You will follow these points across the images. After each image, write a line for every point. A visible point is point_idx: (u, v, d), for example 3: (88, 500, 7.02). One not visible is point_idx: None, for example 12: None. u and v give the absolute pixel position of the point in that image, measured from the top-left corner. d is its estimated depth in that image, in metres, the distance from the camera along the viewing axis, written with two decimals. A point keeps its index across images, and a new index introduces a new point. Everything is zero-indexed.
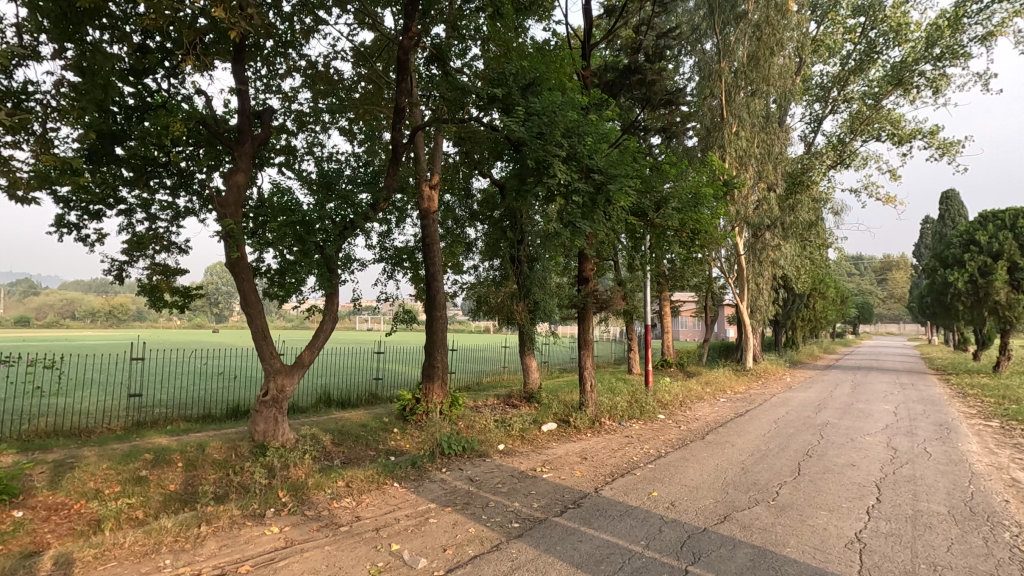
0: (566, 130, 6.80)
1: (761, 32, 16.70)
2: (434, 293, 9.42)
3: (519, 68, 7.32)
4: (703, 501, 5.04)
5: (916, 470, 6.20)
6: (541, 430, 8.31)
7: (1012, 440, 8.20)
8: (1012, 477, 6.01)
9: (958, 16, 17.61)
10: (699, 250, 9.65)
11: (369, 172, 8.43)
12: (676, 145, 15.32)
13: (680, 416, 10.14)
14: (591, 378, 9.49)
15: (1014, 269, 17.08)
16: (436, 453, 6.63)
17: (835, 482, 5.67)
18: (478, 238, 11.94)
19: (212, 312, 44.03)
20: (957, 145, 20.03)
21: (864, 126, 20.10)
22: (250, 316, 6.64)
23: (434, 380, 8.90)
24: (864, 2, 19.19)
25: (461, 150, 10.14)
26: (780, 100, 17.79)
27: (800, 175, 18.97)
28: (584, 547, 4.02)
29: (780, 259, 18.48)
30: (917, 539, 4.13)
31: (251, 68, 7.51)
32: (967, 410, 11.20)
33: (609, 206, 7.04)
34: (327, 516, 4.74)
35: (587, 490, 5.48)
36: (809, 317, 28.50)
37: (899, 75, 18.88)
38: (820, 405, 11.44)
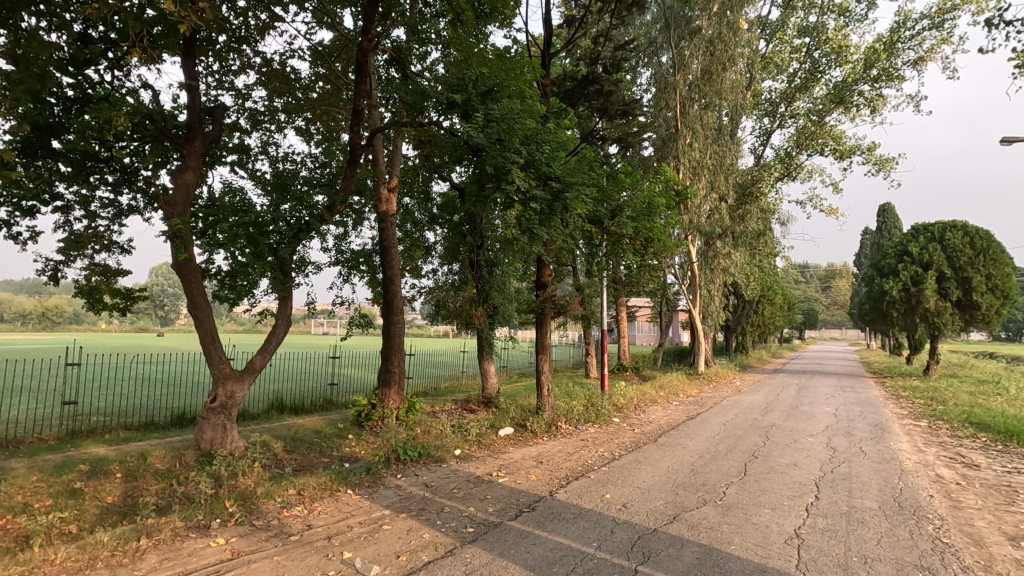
0: (524, 138, 6.91)
1: (714, 47, 17.25)
2: (392, 297, 9.27)
3: (479, 74, 7.38)
4: (654, 502, 5.19)
5: (852, 469, 6.55)
6: (498, 434, 8.34)
7: (936, 438, 8.78)
8: (938, 474, 6.42)
9: (892, 41, 18.81)
10: (652, 256, 9.91)
11: (326, 174, 8.33)
12: (632, 155, 15.72)
13: (635, 419, 10.36)
14: (548, 382, 9.59)
15: (943, 279, 18.27)
16: (391, 458, 6.56)
17: (779, 481, 5.93)
18: (437, 242, 11.98)
19: (157, 314, 42.02)
20: (892, 161, 21.35)
21: (809, 141, 21.09)
22: (198, 319, 6.38)
23: (390, 385, 8.81)
24: (809, 24, 20.24)
25: (421, 153, 10.06)
26: (732, 113, 18.44)
27: (749, 186, 19.77)
28: (537, 550, 4.06)
29: (730, 267, 19.07)
30: (851, 534, 4.37)
31: (202, 63, 7.27)
32: (899, 411, 11.91)
33: (566, 213, 7.22)
34: (277, 525, 4.62)
35: (542, 493, 5.55)
36: (758, 323, 29.61)
37: (840, 93, 19.93)
38: (767, 408, 11.93)
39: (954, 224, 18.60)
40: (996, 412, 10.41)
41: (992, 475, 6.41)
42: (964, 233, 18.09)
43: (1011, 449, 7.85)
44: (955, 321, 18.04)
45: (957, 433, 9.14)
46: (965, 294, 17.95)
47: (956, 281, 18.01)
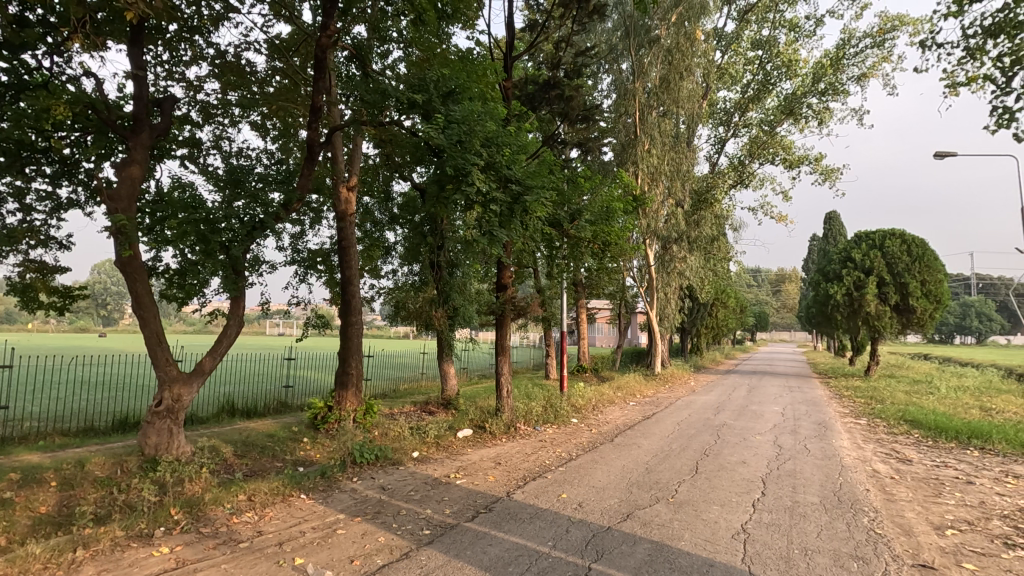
0: (485, 139, 6.92)
1: (672, 56, 17.63)
2: (350, 298, 9.11)
3: (440, 75, 7.35)
4: (609, 501, 5.29)
5: (796, 465, 6.86)
6: (456, 436, 8.31)
7: (874, 435, 9.28)
8: (874, 469, 6.80)
9: (838, 57, 19.76)
10: (610, 259, 10.09)
11: (282, 172, 8.12)
12: (591, 160, 15.98)
13: (593, 420, 10.54)
14: (507, 384, 9.65)
15: (882, 284, 19.28)
16: (347, 462, 6.45)
17: (728, 478, 6.14)
18: (398, 242, 11.91)
19: (99, 313, 39.95)
20: (837, 172, 22.41)
21: (761, 150, 21.91)
22: (143, 320, 6.09)
23: (347, 388, 8.68)
24: (762, 38, 21.03)
25: (381, 152, 9.94)
26: (689, 121, 18.99)
27: (705, 193, 20.37)
28: (493, 551, 4.08)
29: (686, 271, 19.59)
30: (793, 527, 4.57)
31: (150, 52, 6.98)
32: (841, 410, 12.51)
33: (526, 215, 7.32)
34: (225, 532, 4.48)
35: (500, 494, 5.57)
36: (713, 325, 30.52)
37: (790, 105, 20.79)
38: (719, 408, 12.33)
39: (894, 232, 19.63)
40: (927, 410, 11.07)
41: (923, 469, 6.83)
42: (902, 241, 19.13)
43: (940, 444, 8.37)
44: (893, 324, 19.08)
45: (893, 430, 9.67)
46: (902, 298, 18.99)
47: (894, 286, 19.05)
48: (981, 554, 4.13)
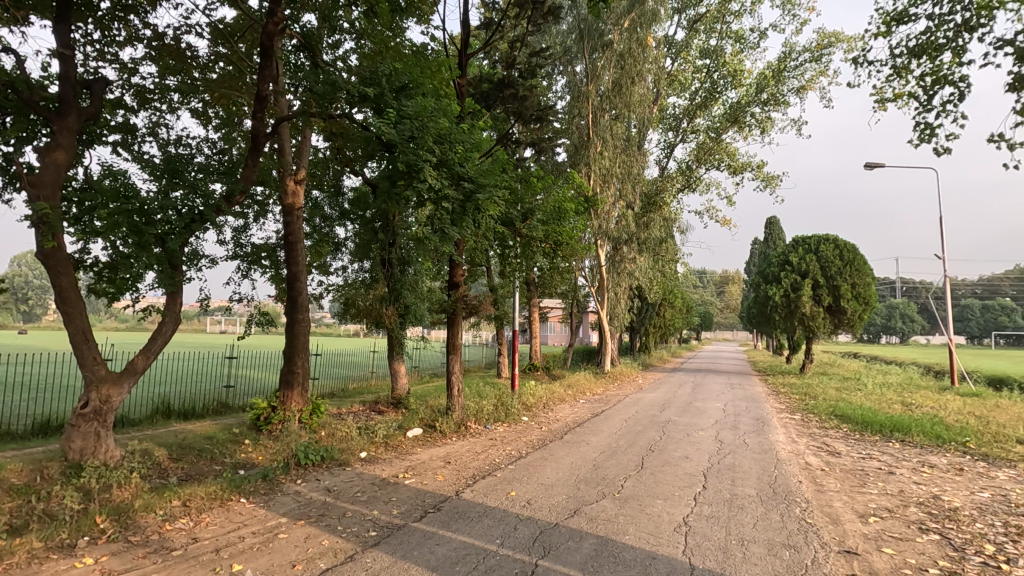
0: (437, 136, 6.86)
1: (624, 61, 18.00)
2: (296, 294, 8.81)
3: (393, 69, 7.20)
4: (557, 497, 5.36)
5: (735, 459, 7.16)
6: (406, 435, 8.20)
7: (807, 429, 9.80)
8: (806, 461, 7.17)
9: (779, 69, 20.71)
10: (562, 259, 10.19)
11: (225, 162, 7.77)
12: (545, 160, 16.10)
13: (543, 418, 10.64)
14: (458, 382, 9.63)
15: (817, 286, 20.32)
16: (291, 463, 6.25)
17: (672, 473, 6.33)
18: (348, 239, 11.72)
19: (20, 307, 37.17)
20: (777, 179, 23.48)
21: (708, 156, 22.69)
22: (68, 316, 5.70)
23: (293, 387, 8.42)
24: (710, 47, 21.78)
25: (331, 145, 9.69)
26: (640, 125, 19.42)
27: (654, 195, 20.91)
28: (440, 550, 4.05)
29: (635, 271, 20.02)
30: (731, 519, 4.76)
31: (79, 30, 6.53)
32: (778, 406, 13.12)
33: (478, 213, 7.36)
34: (157, 540, 4.25)
35: (448, 493, 5.53)
36: (660, 325, 31.42)
37: (735, 114, 21.62)
38: (664, 405, 12.71)
39: (828, 237, 20.72)
40: (854, 405, 11.79)
41: (850, 461, 7.27)
42: (835, 246, 20.25)
43: (866, 437, 8.93)
44: (826, 324, 20.15)
45: (824, 425, 10.23)
46: (835, 300, 20.10)
47: (827, 288, 20.12)
48: (899, 539, 4.43)
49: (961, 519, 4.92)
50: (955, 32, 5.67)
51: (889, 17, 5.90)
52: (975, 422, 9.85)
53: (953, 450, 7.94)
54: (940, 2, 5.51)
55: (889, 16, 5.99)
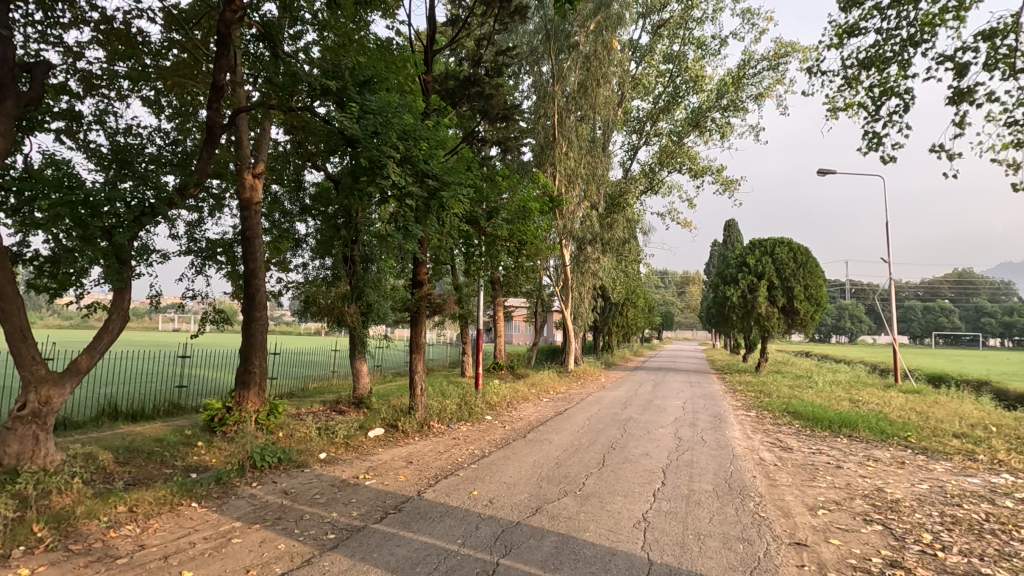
0: (402, 132, 6.77)
1: (590, 63, 18.18)
2: (254, 292, 8.55)
3: (357, 63, 7.05)
4: (519, 496, 5.37)
5: (693, 456, 7.33)
6: (367, 436, 8.07)
7: (761, 426, 10.13)
8: (760, 457, 7.41)
9: (739, 76, 21.31)
10: (527, 258, 10.21)
11: (178, 153, 7.47)
12: (510, 160, 16.12)
13: (506, 417, 10.66)
14: (421, 382, 9.55)
15: (772, 288, 21.01)
16: (246, 466, 6.06)
17: (632, 470, 6.43)
18: (309, 235, 11.51)
19: None
20: (736, 183, 24.16)
21: (670, 159, 23.16)
22: (4, 314, 5.37)
23: (250, 387, 8.18)
24: (673, 52, 22.22)
25: (292, 139, 9.44)
26: (604, 127, 19.65)
27: (618, 197, 21.19)
28: (401, 551, 4.00)
29: (599, 271, 20.24)
30: (688, 514, 4.87)
31: (19, 9, 6.16)
32: (734, 403, 13.51)
33: (443, 211, 7.31)
34: (101, 548, 4.05)
35: (410, 493, 5.47)
36: (623, 324, 31.91)
37: (696, 118, 22.13)
38: (626, 403, 12.91)
39: (783, 240, 21.45)
40: (806, 402, 12.25)
41: (801, 456, 7.55)
42: (789, 249, 21.00)
43: (816, 433, 9.30)
44: (780, 324, 20.86)
45: (777, 421, 10.59)
46: (789, 301, 20.84)
47: (782, 289, 20.84)
48: (845, 530, 4.62)
49: (902, 509, 5.18)
50: (901, 46, 5.94)
51: (841, 30, 6.13)
52: (916, 418, 10.38)
53: (896, 444, 8.35)
54: (888, 18, 5.75)
55: (841, 29, 6.21)
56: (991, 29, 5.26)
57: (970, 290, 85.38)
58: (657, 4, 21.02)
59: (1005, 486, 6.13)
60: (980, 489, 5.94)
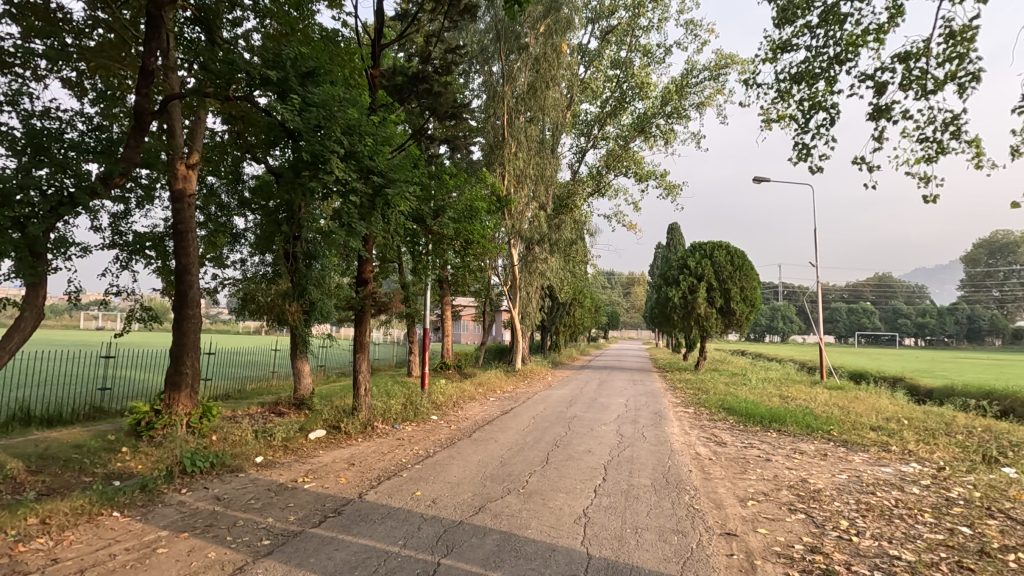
0: (346, 127, 6.60)
1: (539, 65, 18.36)
2: (186, 289, 8.12)
3: (299, 53, 6.80)
4: (462, 495, 5.36)
5: (634, 452, 7.56)
6: (307, 437, 7.84)
7: (698, 422, 10.54)
8: (697, 451, 7.71)
9: (682, 85, 22.07)
10: (474, 257, 10.19)
11: (103, 140, 6.99)
12: (459, 158, 16.06)
13: (452, 416, 10.60)
14: (365, 381, 9.38)
15: (710, 289, 21.89)
16: (175, 471, 5.75)
17: (575, 467, 6.56)
18: (248, 230, 11.16)
19: None
20: (678, 188, 25.01)
21: (617, 162, 23.71)
22: None
23: (181, 389, 7.76)
24: (621, 58, 22.75)
25: (230, 129, 9.03)
26: (553, 129, 19.88)
27: (566, 198, 21.46)
28: (339, 556, 3.91)
29: (547, 271, 20.45)
30: (627, 508, 5.02)
31: None
32: (674, 400, 13.99)
33: (388, 208, 7.22)
34: (8, 564, 3.75)
35: (350, 496, 5.35)
36: (570, 324, 32.42)
37: (642, 124, 22.75)
38: (571, 401, 13.11)
39: (721, 243, 22.38)
40: (740, 398, 12.86)
41: (734, 450, 7.91)
42: (727, 252, 21.94)
43: (748, 428, 9.77)
44: (717, 324, 21.76)
45: (713, 417, 11.08)
46: (726, 302, 21.79)
47: (719, 291, 21.76)
48: (772, 519, 4.89)
49: (823, 498, 5.53)
50: (828, 64, 6.30)
51: (775, 44, 6.42)
52: (838, 412, 11.08)
53: (819, 437, 8.90)
54: (816, 36, 6.07)
55: (775, 43, 6.50)
56: (906, 52, 5.66)
57: (888, 293, 91.97)
58: (605, 10, 21.45)
59: (913, 474, 6.66)
60: (892, 478, 6.42)
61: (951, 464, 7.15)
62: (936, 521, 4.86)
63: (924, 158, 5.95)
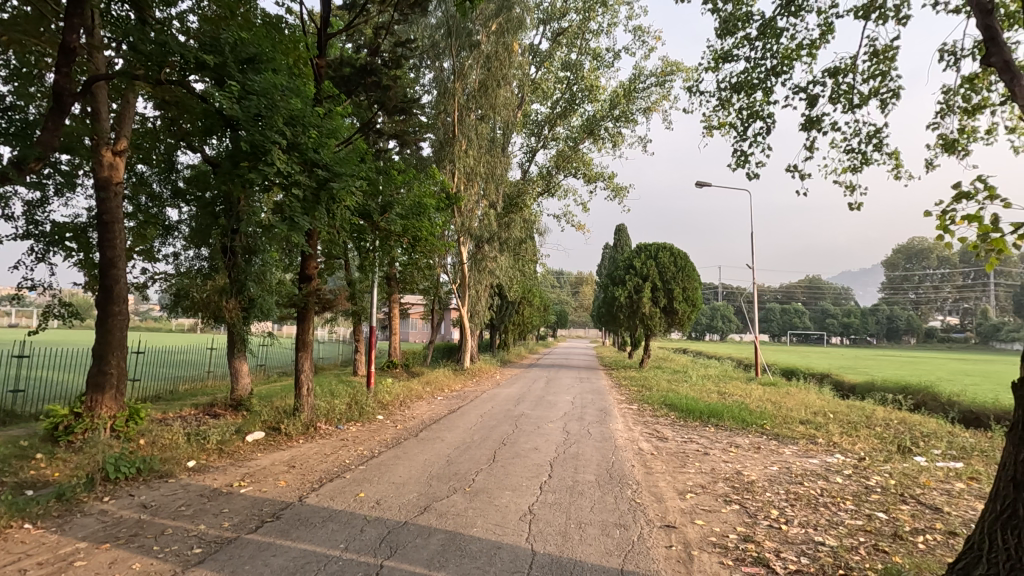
0: (289, 118, 6.37)
1: (490, 63, 18.33)
2: (112, 284, 7.62)
3: (238, 39, 6.49)
4: (407, 495, 5.30)
5: (579, 448, 7.69)
6: (244, 440, 7.53)
7: (641, 418, 10.83)
8: (639, 447, 7.93)
9: (630, 89, 22.60)
10: (422, 255, 10.06)
11: (16, 120, 6.44)
12: (408, 154, 15.83)
13: (399, 416, 10.44)
14: (308, 380, 9.11)
15: (655, 289, 22.53)
16: (97, 479, 5.38)
17: (521, 464, 6.61)
18: (183, 222, 10.61)
19: None
20: (625, 190, 25.60)
21: (566, 163, 24.00)
22: None
23: (105, 391, 7.27)
24: (571, 60, 23.04)
25: (163, 115, 8.52)
26: (504, 128, 19.92)
27: (516, 197, 21.53)
28: (277, 561, 3.77)
29: (496, 270, 20.48)
30: (571, 504, 5.10)
31: None
32: (620, 397, 14.33)
33: (332, 203, 7.04)
34: None
35: (290, 500, 5.17)
36: (519, 322, 32.61)
37: (591, 126, 23.12)
38: (519, 399, 13.18)
39: (665, 245, 23.05)
40: (681, 395, 13.30)
41: (674, 445, 8.18)
42: (670, 253, 22.65)
43: (688, 423, 10.13)
44: (661, 323, 22.41)
45: (656, 413, 11.42)
46: (669, 302, 22.49)
47: (663, 291, 22.43)
48: (708, 510, 5.09)
49: (756, 489, 5.81)
50: (765, 75, 6.58)
51: (717, 54, 6.65)
52: (771, 407, 11.66)
53: (753, 431, 9.34)
54: (755, 48, 6.33)
55: (717, 53, 6.74)
56: (835, 67, 6.00)
57: (817, 294, 97.62)
58: (556, 12, 21.66)
59: (837, 464, 7.10)
60: (818, 468, 6.83)
61: (871, 454, 7.67)
62: (856, 507, 5.20)
63: (850, 168, 6.34)
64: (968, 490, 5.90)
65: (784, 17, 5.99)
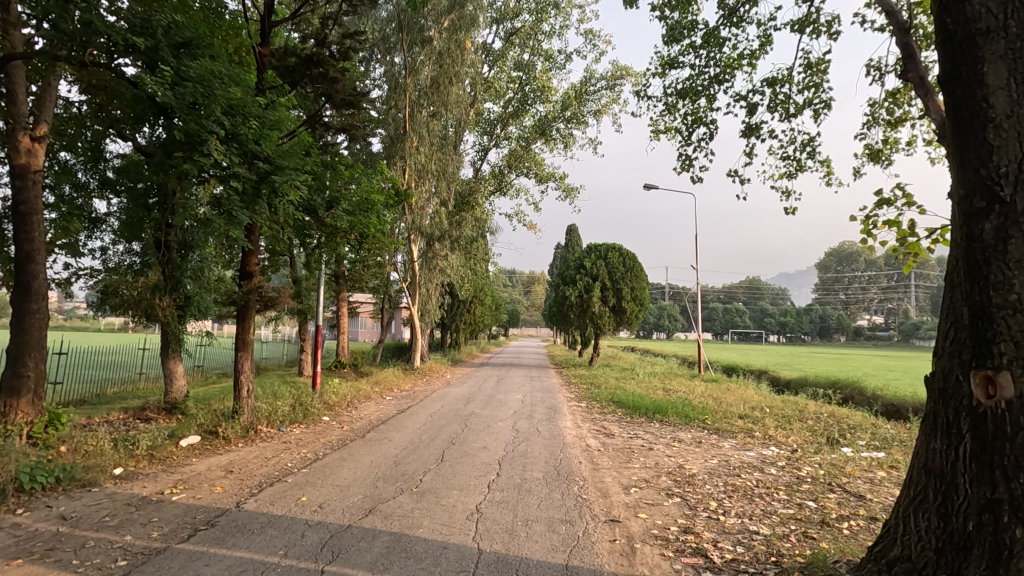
0: (228, 106, 6.10)
1: (442, 60, 18.17)
2: (29, 280, 7.06)
3: (172, 21, 6.15)
4: (352, 498, 5.17)
5: (528, 446, 7.73)
6: (179, 445, 7.15)
7: (589, 415, 11.00)
8: (587, 444, 8.06)
9: (581, 91, 22.93)
10: (370, 252, 9.84)
11: None
12: (357, 149, 15.48)
13: (345, 416, 10.20)
14: (248, 382, 8.75)
15: (604, 288, 22.96)
16: (9, 490, 4.97)
17: (469, 464, 6.59)
18: (112, 215, 9.98)
19: None
20: (575, 191, 25.96)
21: (518, 163, 24.08)
22: None
23: (20, 395, 6.72)
24: (524, 60, 23.13)
25: (89, 99, 7.98)
26: (456, 125, 19.80)
27: (468, 196, 21.42)
28: (210, 571, 3.60)
29: (447, 268, 20.32)
30: (518, 502, 5.12)
31: None
32: (569, 395, 14.51)
33: (275, 197, 6.79)
34: None
35: (227, 506, 4.95)
36: (470, 321, 32.49)
37: (543, 127, 23.29)
38: (468, 399, 13.12)
39: (614, 246, 23.50)
40: (628, 392, 13.61)
41: (621, 441, 8.35)
42: (619, 254, 23.12)
43: (635, 419, 10.37)
44: (610, 322, 22.84)
45: (603, 410, 11.63)
46: (618, 301, 22.96)
47: (612, 290, 22.87)
48: (651, 504, 5.23)
49: (697, 482, 6.01)
50: (709, 82, 6.82)
51: (664, 61, 6.87)
52: (713, 403, 12.09)
53: (696, 426, 9.66)
54: (699, 56, 6.56)
55: (664, 59, 6.95)
56: (773, 78, 6.30)
57: (756, 294, 102.13)
58: (509, 12, 21.69)
59: (771, 456, 7.45)
60: (754, 460, 7.14)
61: (802, 446, 8.08)
62: (788, 497, 5.46)
63: (786, 173, 6.69)
64: (887, 477, 6.32)
65: (727, 28, 6.26)
